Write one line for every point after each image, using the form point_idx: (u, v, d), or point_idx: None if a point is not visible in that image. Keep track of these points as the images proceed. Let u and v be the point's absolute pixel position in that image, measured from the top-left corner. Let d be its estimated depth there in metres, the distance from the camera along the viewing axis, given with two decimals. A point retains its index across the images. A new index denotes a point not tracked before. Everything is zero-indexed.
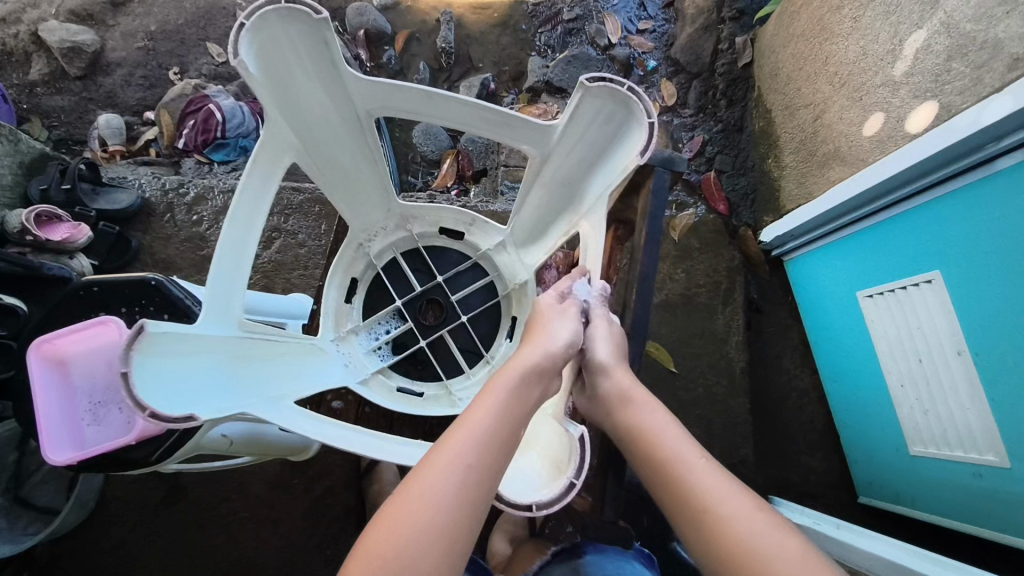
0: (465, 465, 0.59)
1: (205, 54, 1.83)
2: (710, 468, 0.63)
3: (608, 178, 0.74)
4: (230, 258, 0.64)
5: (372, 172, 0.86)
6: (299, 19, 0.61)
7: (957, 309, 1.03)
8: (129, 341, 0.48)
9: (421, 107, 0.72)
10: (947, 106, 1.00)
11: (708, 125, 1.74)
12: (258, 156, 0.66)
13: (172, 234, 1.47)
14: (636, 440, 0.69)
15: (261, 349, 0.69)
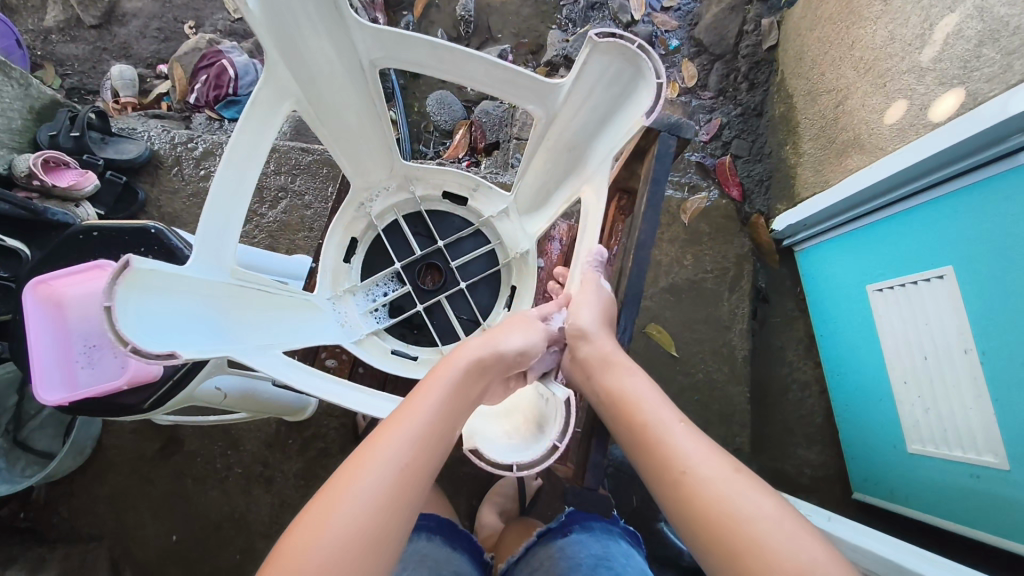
0: (397, 462, 0.59)
1: (221, 9, 1.81)
2: (689, 433, 0.63)
3: (614, 140, 0.71)
4: (223, 203, 0.63)
5: (375, 130, 0.85)
6: None
7: (967, 305, 1.01)
8: (115, 275, 0.47)
9: (426, 60, 0.70)
10: (974, 94, 0.96)
11: (727, 109, 1.69)
12: (256, 101, 0.63)
13: (179, 188, 1.46)
14: (617, 407, 0.69)
15: (251, 299, 0.68)
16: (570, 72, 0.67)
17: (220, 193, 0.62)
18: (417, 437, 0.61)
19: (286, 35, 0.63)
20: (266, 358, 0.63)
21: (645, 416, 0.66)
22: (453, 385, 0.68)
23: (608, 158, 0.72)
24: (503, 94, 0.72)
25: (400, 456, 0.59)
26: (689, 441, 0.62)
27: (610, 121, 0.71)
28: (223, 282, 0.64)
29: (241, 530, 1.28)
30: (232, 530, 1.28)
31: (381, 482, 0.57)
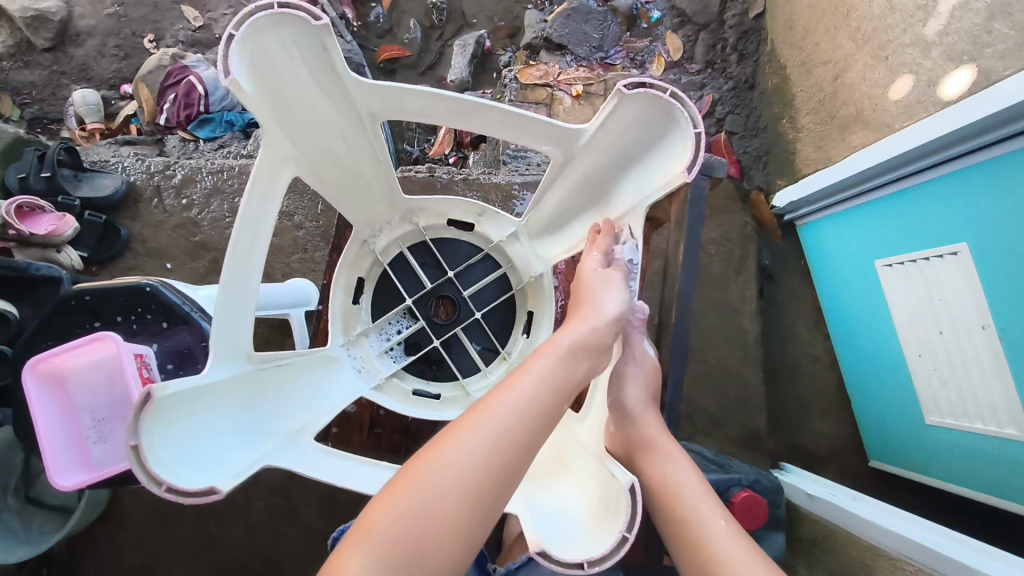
0: (497, 430, 0.58)
1: (181, 18, 1.71)
2: (731, 536, 0.63)
3: (644, 179, 0.72)
4: (234, 294, 0.61)
5: (376, 171, 0.83)
6: (292, 24, 0.56)
7: (985, 282, 0.98)
8: (135, 415, 0.48)
9: (437, 116, 0.69)
10: (987, 71, 0.94)
11: (718, 83, 1.64)
12: (261, 175, 0.61)
13: (162, 220, 1.40)
14: (659, 499, 0.70)
15: (279, 379, 0.69)
16: (595, 120, 0.67)
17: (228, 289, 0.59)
18: (524, 414, 0.60)
19: (282, 101, 0.62)
20: (299, 455, 0.64)
21: (688, 511, 0.67)
22: (563, 359, 0.65)
23: (638, 194, 0.73)
24: (516, 138, 0.70)
25: (504, 425, 0.58)
26: (732, 542, 0.62)
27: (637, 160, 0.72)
28: (246, 373, 0.64)
29: (271, 564, 1.27)
30: (262, 564, 1.27)
31: (478, 450, 0.57)
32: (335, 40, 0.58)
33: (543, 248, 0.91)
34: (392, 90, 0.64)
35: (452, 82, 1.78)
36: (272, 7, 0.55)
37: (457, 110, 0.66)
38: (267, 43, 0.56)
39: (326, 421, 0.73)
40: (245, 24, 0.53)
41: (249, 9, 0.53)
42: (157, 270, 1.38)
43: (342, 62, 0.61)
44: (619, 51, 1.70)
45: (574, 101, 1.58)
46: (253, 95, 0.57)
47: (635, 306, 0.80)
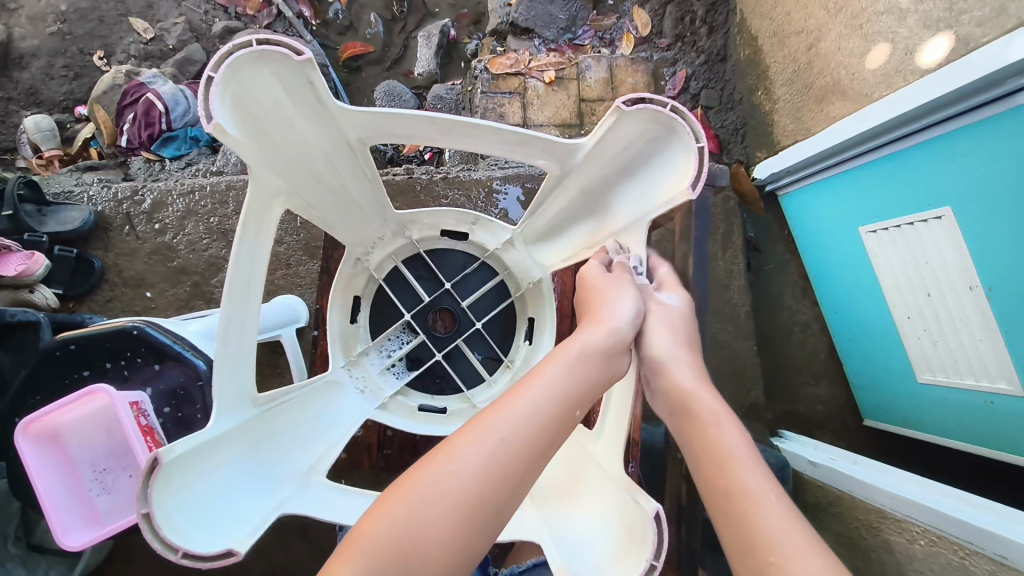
0: (497, 438, 0.56)
1: (130, 30, 1.66)
2: (781, 510, 0.56)
3: (646, 190, 0.72)
4: (236, 329, 0.58)
5: (368, 196, 0.80)
6: (273, 59, 0.54)
7: (970, 243, 0.98)
8: (146, 483, 0.46)
9: (429, 134, 0.66)
10: (965, 38, 0.94)
11: (689, 58, 1.62)
12: (251, 214, 0.59)
13: (136, 248, 1.35)
14: (703, 461, 0.64)
15: (284, 416, 0.66)
16: (594, 133, 0.66)
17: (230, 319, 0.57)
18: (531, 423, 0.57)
19: (265, 134, 0.59)
20: (311, 500, 0.63)
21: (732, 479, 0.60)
22: (572, 364, 0.63)
23: (639, 205, 0.73)
24: (513, 152, 0.69)
25: (503, 435, 0.56)
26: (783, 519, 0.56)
27: (640, 167, 0.72)
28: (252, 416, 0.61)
29: None
30: None
31: (481, 458, 0.55)
32: (319, 72, 0.56)
33: (539, 253, 0.89)
34: (380, 115, 0.62)
35: (420, 75, 1.73)
36: (251, 43, 0.52)
37: (447, 124, 0.64)
38: (245, 78, 0.54)
39: (334, 454, 0.71)
40: (223, 65, 0.51)
41: (226, 44, 0.51)
42: (137, 299, 1.33)
43: (327, 92, 0.58)
44: (586, 30, 1.68)
45: (547, 88, 1.57)
46: (236, 136, 0.55)
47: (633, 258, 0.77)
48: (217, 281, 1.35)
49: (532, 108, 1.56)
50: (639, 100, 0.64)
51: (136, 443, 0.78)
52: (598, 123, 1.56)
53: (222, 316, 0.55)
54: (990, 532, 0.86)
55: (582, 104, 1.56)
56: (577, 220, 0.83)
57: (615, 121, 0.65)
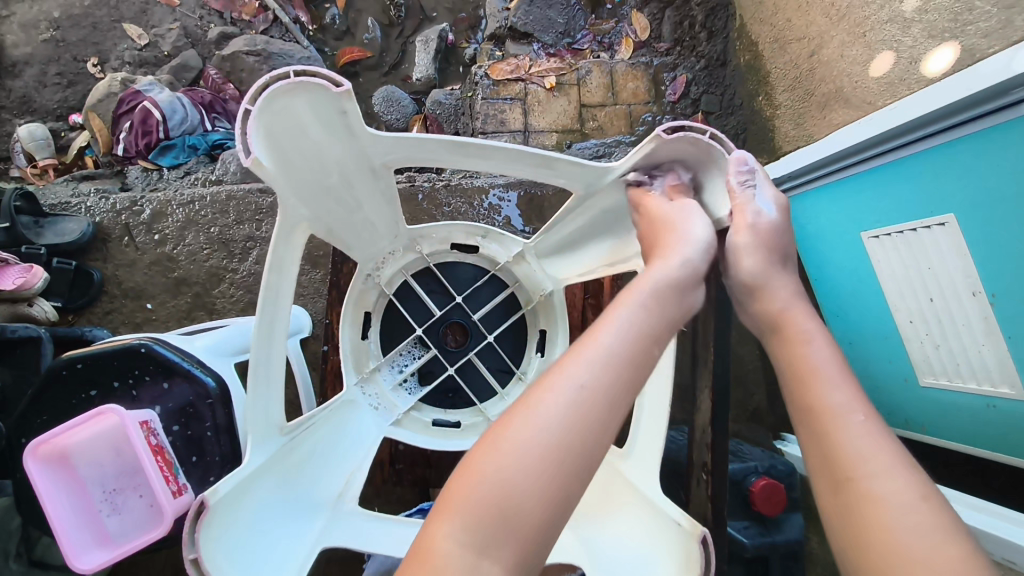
0: (577, 386, 0.49)
1: (124, 37, 1.64)
2: (875, 433, 0.56)
3: (709, 200, 0.74)
4: (264, 332, 0.58)
5: (386, 215, 0.80)
6: (310, 90, 0.54)
7: (974, 250, 0.98)
8: (191, 525, 0.47)
9: (446, 158, 0.66)
10: (971, 49, 0.96)
11: (689, 63, 1.61)
12: (279, 242, 0.59)
13: (136, 259, 1.34)
14: (791, 378, 0.63)
15: (314, 440, 0.67)
16: (629, 159, 0.70)
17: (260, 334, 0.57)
18: (617, 365, 0.51)
19: (298, 163, 0.60)
20: (350, 526, 0.64)
21: (842, 439, 0.56)
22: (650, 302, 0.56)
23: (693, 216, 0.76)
24: (535, 174, 0.70)
25: (584, 379, 0.49)
26: (927, 535, 0.49)
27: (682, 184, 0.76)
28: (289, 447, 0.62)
29: None
30: None
31: (565, 410, 0.48)
32: (354, 104, 0.56)
33: (553, 267, 0.90)
34: (401, 140, 0.61)
35: (419, 80, 1.73)
36: (288, 75, 0.53)
37: (467, 149, 0.64)
38: (284, 111, 0.55)
39: (364, 474, 0.72)
40: (258, 98, 0.53)
41: (262, 78, 0.52)
42: (137, 312, 1.32)
43: (359, 122, 0.58)
44: (585, 35, 1.68)
45: (548, 94, 1.57)
46: (269, 168, 0.56)
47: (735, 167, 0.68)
48: (219, 292, 1.33)
49: (532, 113, 1.55)
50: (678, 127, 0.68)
51: (148, 463, 0.76)
52: (599, 128, 1.56)
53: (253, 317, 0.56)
54: (993, 536, 0.85)
55: (582, 109, 1.57)
56: (591, 240, 0.84)
57: (655, 147, 0.69)
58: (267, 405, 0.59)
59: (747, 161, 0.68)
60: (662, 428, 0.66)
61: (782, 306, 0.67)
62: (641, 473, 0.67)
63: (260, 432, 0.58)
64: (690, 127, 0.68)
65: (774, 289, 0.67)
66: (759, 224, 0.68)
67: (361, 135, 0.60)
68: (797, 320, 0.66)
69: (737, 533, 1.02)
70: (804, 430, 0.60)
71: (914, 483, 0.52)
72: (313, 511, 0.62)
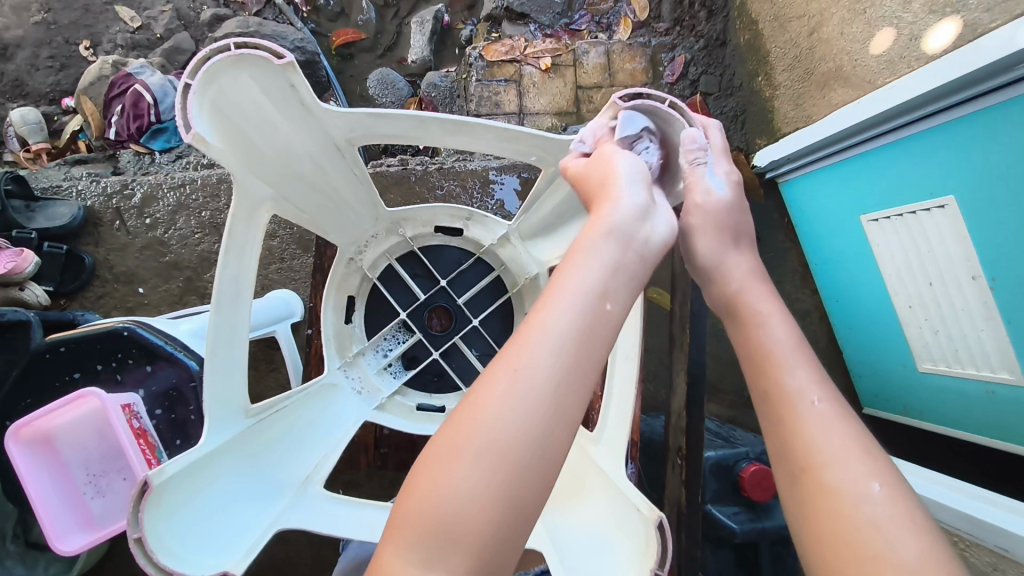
0: (513, 376, 0.48)
1: (117, 19, 1.63)
2: (830, 419, 0.54)
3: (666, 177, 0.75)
4: (230, 304, 0.57)
5: (363, 198, 0.79)
6: (255, 63, 0.52)
7: (974, 233, 0.96)
8: (135, 504, 0.46)
9: (418, 132, 0.65)
10: (972, 24, 0.91)
11: (688, 43, 1.58)
12: (238, 222, 0.58)
13: (127, 243, 1.33)
14: (754, 365, 0.61)
15: (279, 426, 0.66)
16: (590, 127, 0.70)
17: (222, 313, 0.56)
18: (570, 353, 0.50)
19: (256, 145, 0.59)
20: (310, 511, 0.64)
21: (801, 423, 0.55)
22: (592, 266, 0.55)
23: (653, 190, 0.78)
24: (507, 150, 0.69)
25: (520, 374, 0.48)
26: (898, 522, 0.47)
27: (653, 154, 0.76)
28: (247, 430, 0.61)
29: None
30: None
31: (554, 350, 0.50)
32: (302, 77, 0.54)
33: (536, 250, 0.88)
34: (366, 115, 0.61)
35: (414, 62, 1.70)
36: (229, 47, 0.51)
37: (425, 122, 0.63)
38: (228, 86, 0.53)
39: (335, 459, 0.71)
40: (201, 71, 0.50)
41: (203, 50, 0.49)
42: (129, 296, 1.31)
43: (312, 95, 0.57)
44: (583, 15, 1.65)
45: (544, 75, 1.54)
46: (218, 148, 0.53)
47: (692, 138, 0.67)
48: (210, 276, 1.33)
49: (528, 95, 1.53)
50: (636, 95, 0.69)
51: (128, 446, 0.76)
52: (595, 110, 1.54)
53: (212, 302, 0.55)
54: (987, 523, 0.82)
55: (578, 91, 1.54)
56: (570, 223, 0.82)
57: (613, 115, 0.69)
58: (227, 384, 0.58)
59: (698, 140, 0.68)
60: (630, 411, 0.66)
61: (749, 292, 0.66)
62: (610, 453, 0.66)
63: (221, 415, 0.57)
64: (649, 94, 0.68)
65: (733, 275, 0.67)
66: (707, 204, 0.69)
67: (317, 110, 0.59)
68: (768, 303, 0.64)
69: (725, 520, 1.01)
70: (764, 421, 0.59)
71: (879, 471, 0.50)
72: (270, 498, 0.61)
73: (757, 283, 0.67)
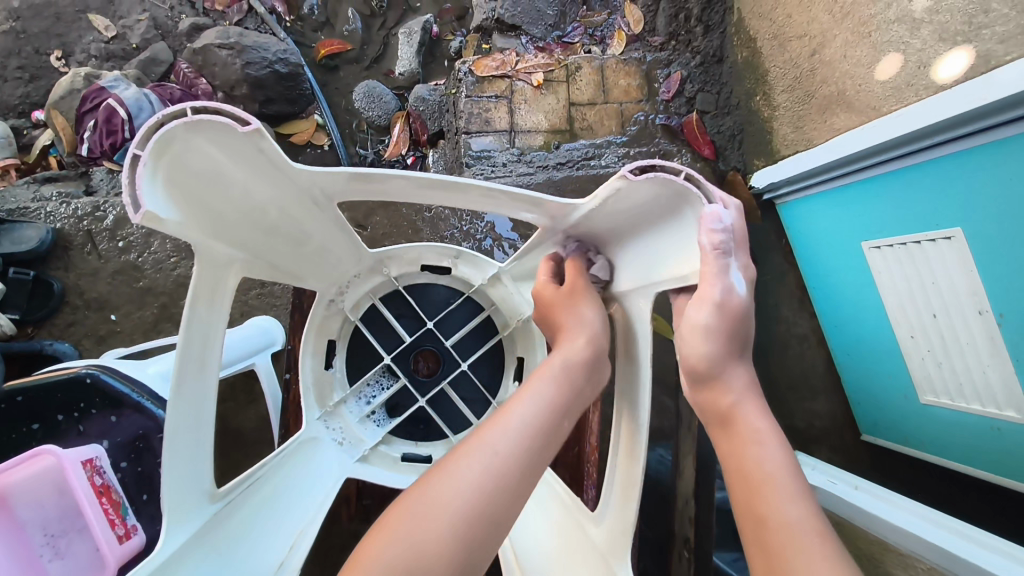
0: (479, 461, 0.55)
1: (90, 28, 1.56)
2: (829, 552, 0.51)
3: (649, 263, 0.67)
4: (195, 364, 0.53)
5: (344, 244, 0.74)
6: (213, 128, 0.47)
7: (981, 268, 0.92)
8: None
9: (400, 188, 0.60)
10: (986, 55, 0.87)
11: (684, 59, 1.53)
12: (198, 292, 0.53)
13: (99, 268, 1.27)
14: (745, 486, 0.58)
15: (250, 504, 0.60)
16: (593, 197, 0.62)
17: (186, 368, 0.52)
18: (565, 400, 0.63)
19: (216, 207, 0.54)
20: None
21: (796, 555, 0.52)
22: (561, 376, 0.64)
23: (630, 275, 0.72)
24: (501, 206, 0.64)
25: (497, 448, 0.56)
26: None
27: (648, 228, 0.66)
28: (209, 516, 0.55)
29: None
30: None
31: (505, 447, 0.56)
32: (271, 141, 0.49)
33: (528, 290, 0.84)
34: (341, 175, 0.55)
35: (402, 75, 1.65)
36: (185, 112, 0.45)
37: (405, 180, 0.58)
38: (183, 149, 0.48)
39: (313, 532, 0.65)
40: (151, 140, 0.44)
41: (154, 118, 0.44)
42: (100, 323, 1.25)
43: (283, 157, 0.52)
44: (576, 28, 1.61)
45: (536, 91, 1.49)
46: (169, 216, 0.48)
47: (715, 222, 0.53)
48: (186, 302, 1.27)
49: (519, 112, 1.48)
50: (649, 166, 0.57)
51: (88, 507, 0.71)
52: (588, 128, 1.49)
53: (178, 341, 0.51)
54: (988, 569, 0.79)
55: (571, 108, 1.49)
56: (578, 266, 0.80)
57: (620, 187, 0.59)
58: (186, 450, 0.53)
59: (722, 219, 0.54)
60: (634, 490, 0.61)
61: (737, 401, 0.63)
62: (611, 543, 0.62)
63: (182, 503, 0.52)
64: (663, 165, 0.57)
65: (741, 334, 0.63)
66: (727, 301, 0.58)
67: (286, 170, 0.54)
68: None
69: (724, 566, 0.97)
70: (755, 549, 0.56)
71: None
72: None
73: (748, 389, 0.64)
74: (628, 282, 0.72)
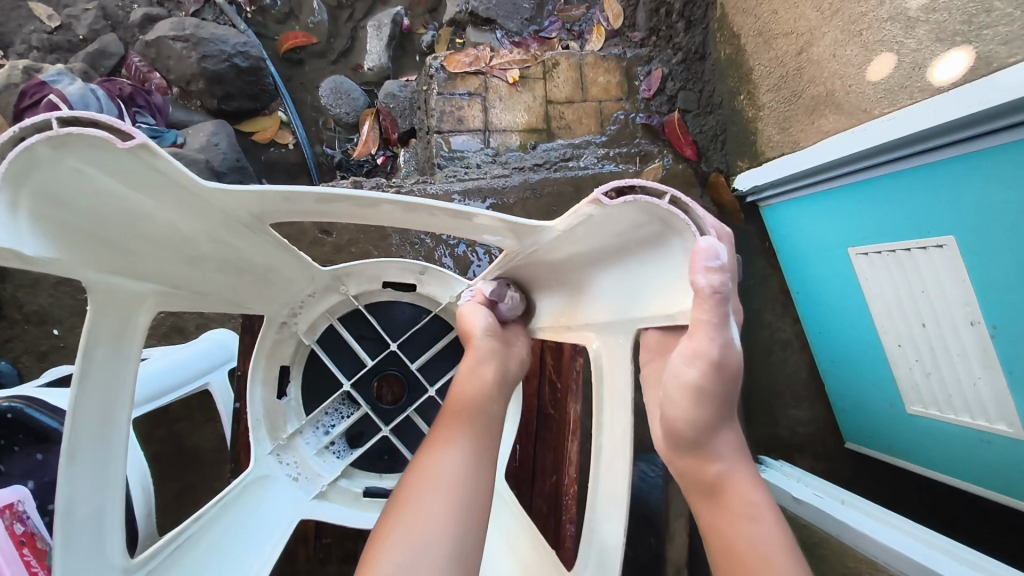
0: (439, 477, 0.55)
1: (31, 17, 1.45)
2: None
3: (629, 294, 0.61)
4: (97, 412, 0.51)
5: (293, 266, 0.67)
6: (89, 145, 0.40)
7: (975, 278, 0.88)
8: None
9: (350, 205, 0.53)
10: (986, 58, 0.82)
11: (666, 55, 1.47)
12: (95, 339, 0.50)
13: (39, 278, 1.17)
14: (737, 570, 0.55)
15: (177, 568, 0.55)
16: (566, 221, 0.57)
17: (84, 424, 0.49)
18: (470, 465, 0.57)
19: (110, 238, 0.49)
20: None
21: None
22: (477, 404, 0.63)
23: (606, 305, 0.65)
24: (463, 225, 0.58)
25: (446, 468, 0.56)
26: None
27: (626, 254, 0.60)
28: None
29: None
30: None
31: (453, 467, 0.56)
32: (161, 155, 0.42)
33: None
34: (269, 194, 0.49)
35: (370, 70, 1.57)
36: (52, 125, 0.38)
37: (357, 201, 0.52)
38: (51, 170, 0.41)
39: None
40: (9, 165, 0.38)
41: (11, 133, 0.37)
42: (42, 338, 1.16)
43: (189, 174, 0.45)
44: (553, 22, 1.55)
45: (511, 89, 1.42)
46: (33, 248, 0.42)
47: (713, 258, 0.48)
48: None
49: (494, 109, 1.41)
50: (629, 189, 0.51)
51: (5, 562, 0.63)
52: (566, 127, 1.43)
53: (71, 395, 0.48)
54: None
55: (549, 106, 1.43)
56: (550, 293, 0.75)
57: (596, 213, 0.54)
58: (81, 507, 0.49)
59: (720, 254, 0.48)
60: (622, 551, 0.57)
61: (726, 469, 0.58)
62: None
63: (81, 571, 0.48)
64: (646, 187, 0.51)
65: None
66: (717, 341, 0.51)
67: (203, 190, 0.47)
68: None
69: None
70: None
71: None
72: None
73: (739, 449, 0.59)
74: (606, 313, 0.65)
